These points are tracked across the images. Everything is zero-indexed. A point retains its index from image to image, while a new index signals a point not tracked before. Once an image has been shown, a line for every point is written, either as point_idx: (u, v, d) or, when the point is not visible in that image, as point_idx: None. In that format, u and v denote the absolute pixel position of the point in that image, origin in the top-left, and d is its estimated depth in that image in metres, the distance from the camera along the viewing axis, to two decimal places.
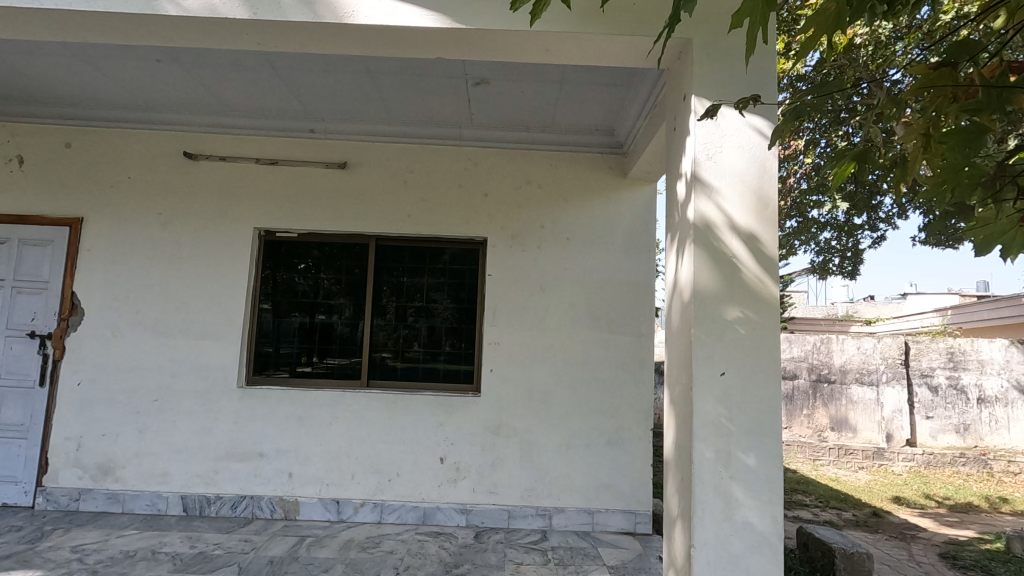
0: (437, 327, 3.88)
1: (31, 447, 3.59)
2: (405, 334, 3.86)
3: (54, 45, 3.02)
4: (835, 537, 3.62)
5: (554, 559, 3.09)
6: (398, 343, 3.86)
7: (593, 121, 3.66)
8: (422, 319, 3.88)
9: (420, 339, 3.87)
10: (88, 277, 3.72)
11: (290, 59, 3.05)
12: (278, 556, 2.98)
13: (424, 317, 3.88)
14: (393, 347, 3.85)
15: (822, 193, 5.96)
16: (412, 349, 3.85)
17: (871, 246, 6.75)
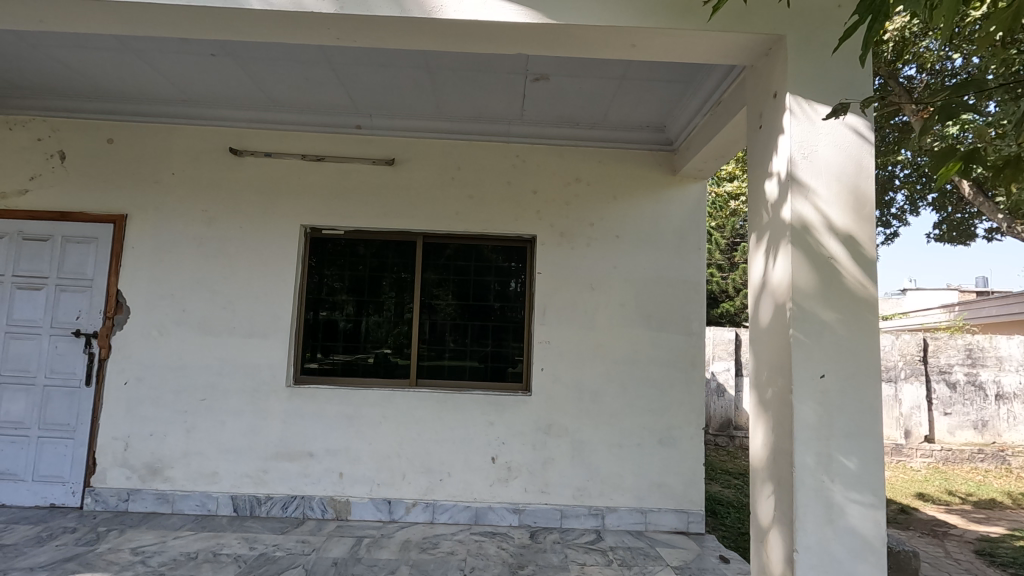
0: (438, 324, 3.82)
1: (78, 447, 3.55)
2: (404, 330, 3.81)
3: (107, 38, 2.95)
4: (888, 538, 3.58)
5: (616, 560, 3.07)
6: (398, 339, 3.80)
7: (646, 118, 3.61)
8: (423, 314, 3.82)
9: (421, 335, 3.81)
10: (133, 274, 3.68)
11: (347, 54, 2.99)
12: (341, 557, 2.95)
13: (425, 313, 3.83)
14: (393, 343, 3.79)
15: None
16: (413, 346, 3.79)
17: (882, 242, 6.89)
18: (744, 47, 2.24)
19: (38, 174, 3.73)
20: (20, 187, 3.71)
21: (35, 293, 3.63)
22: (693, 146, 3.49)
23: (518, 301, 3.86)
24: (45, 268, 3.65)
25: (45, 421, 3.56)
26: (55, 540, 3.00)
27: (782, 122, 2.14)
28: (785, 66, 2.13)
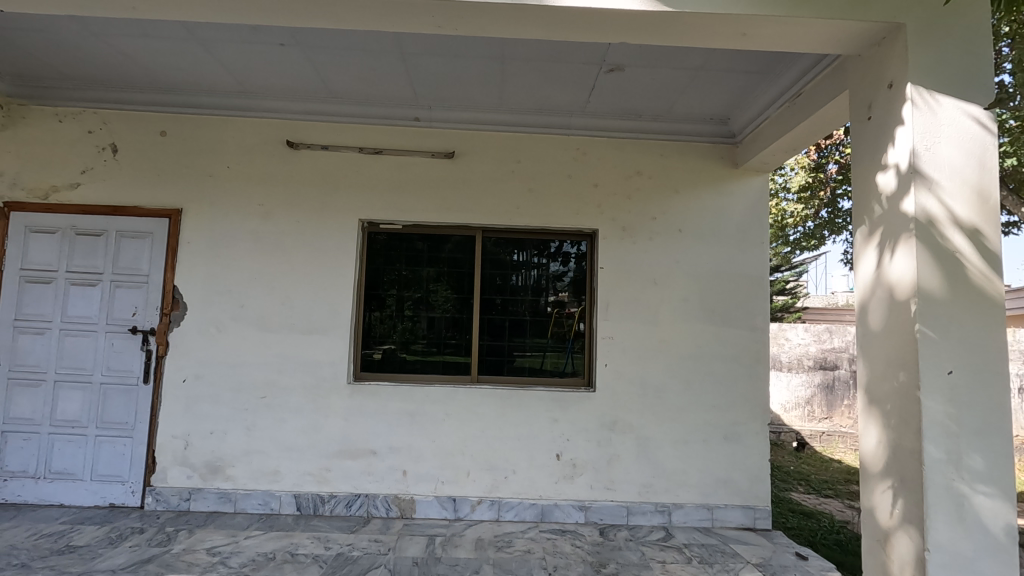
0: (437, 319, 3.75)
1: (137, 445, 3.49)
2: (408, 327, 3.73)
3: (175, 27, 2.87)
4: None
5: (695, 557, 3.05)
6: (403, 335, 3.73)
7: (712, 109, 3.57)
8: (423, 311, 3.75)
9: (424, 332, 3.74)
10: (189, 269, 3.60)
11: (422, 44, 2.93)
12: (420, 557, 2.91)
13: (423, 309, 3.75)
14: (397, 339, 3.73)
15: None
16: (417, 342, 3.72)
17: None
18: (857, 36, 2.19)
19: (90, 167, 3.65)
20: (72, 180, 3.63)
21: (89, 289, 3.56)
22: (763, 139, 3.44)
23: (518, 296, 3.79)
24: (99, 263, 3.57)
25: (104, 419, 3.50)
26: (128, 541, 2.95)
27: (901, 113, 2.09)
28: (904, 54, 2.08)
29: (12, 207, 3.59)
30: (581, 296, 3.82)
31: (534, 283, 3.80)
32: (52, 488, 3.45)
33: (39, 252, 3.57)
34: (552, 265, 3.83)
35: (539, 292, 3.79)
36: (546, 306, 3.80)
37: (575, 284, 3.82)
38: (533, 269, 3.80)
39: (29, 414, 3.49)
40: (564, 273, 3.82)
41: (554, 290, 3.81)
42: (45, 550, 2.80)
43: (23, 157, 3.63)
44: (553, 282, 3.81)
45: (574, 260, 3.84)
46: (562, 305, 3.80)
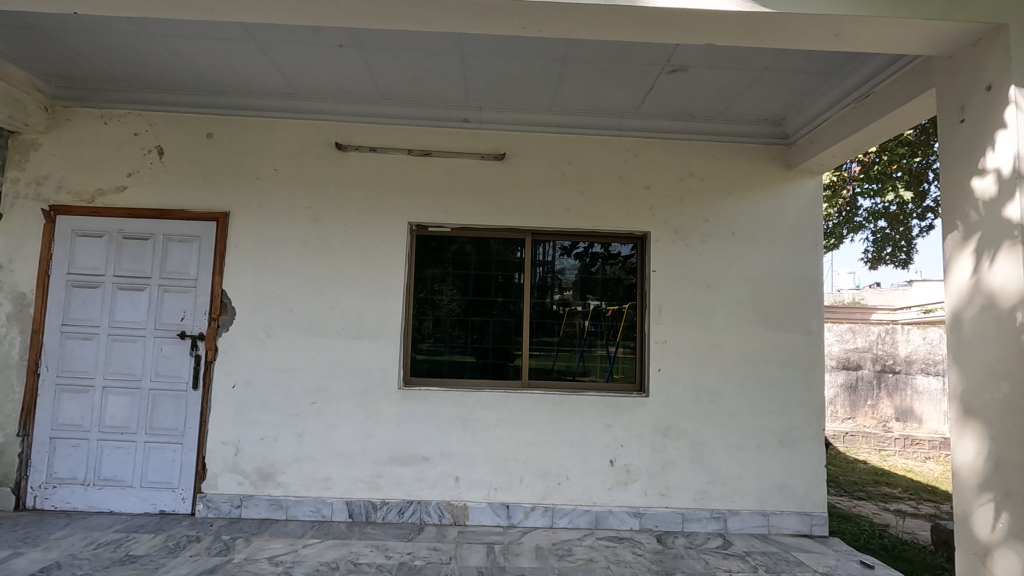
0: (443, 318, 3.69)
1: (187, 452, 3.44)
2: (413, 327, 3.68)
3: (234, 28, 2.82)
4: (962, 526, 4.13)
5: (760, 566, 3.01)
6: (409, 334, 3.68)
7: (768, 110, 3.52)
8: (427, 310, 3.70)
9: (430, 331, 3.68)
10: (237, 274, 3.55)
11: (485, 44, 2.87)
12: (484, 566, 2.88)
13: (428, 308, 3.70)
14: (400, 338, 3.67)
15: (881, 177, 6.55)
16: (424, 342, 3.67)
17: (919, 233, 6.99)
18: (953, 36, 2.13)
19: (137, 169, 3.60)
20: (118, 183, 3.59)
21: (137, 294, 3.51)
22: (822, 140, 3.39)
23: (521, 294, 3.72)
24: (147, 267, 3.53)
25: (153, 425, 3.46)
26: (187, 550, 2.91)
27: (1002, 115, 2.03)
28: (1005, 55, 2.02)
29: (59, 211, 3.55)
30: (586, 295, 3.75)
31: (539, 281, 3.73)
32: (101, 495, 3.41)
33: (86, 256, 3.53)
34: (556, 261, 3.76)
35: (544, 291, 3.73)
36: (552, 305, 3.73)
37: (579, 282, 3.75)
38: (538, 266, 3.74)
39: (77, 421, 3.45)
40: (569, 270, 3.76)
41: (559, 289, 3.74)
42: (107, 560, 2.76)
43: (69, 159, 3.59)
44: (557, 279, 3.75)
45: (578, 257, 3.77)
46: (567, 304, 3.74)
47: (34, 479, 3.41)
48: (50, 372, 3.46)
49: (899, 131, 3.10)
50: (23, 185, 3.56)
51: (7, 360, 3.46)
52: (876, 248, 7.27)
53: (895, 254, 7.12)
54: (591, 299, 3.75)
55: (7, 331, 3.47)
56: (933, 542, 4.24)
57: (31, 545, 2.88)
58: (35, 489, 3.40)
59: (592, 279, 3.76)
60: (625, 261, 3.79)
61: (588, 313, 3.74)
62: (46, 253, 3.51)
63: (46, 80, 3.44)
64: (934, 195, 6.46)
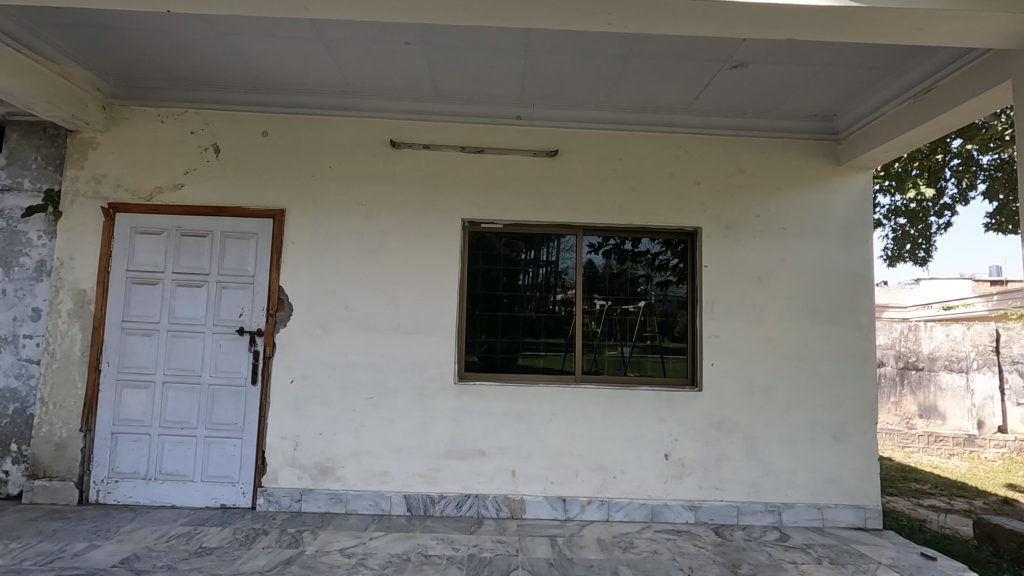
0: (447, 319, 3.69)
1: (247, 446, 3.48)
2: None
3: (304, 25, 2.85)
4: (1007, 521, 4.04)
5: (824, 558, 3.04)
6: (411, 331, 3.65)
7: (820, 106, 3.54)
8: None
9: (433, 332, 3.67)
10: (294, 271, 3.59)
11: (551, 40, 2.90)
12: (552, 558, 2.91)
13: None
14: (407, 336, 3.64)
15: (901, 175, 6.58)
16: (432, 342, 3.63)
17: (939, 230, 7.03)
18: None
19: (193, 167, 3.63)
20: (176, 181, 3.62)
21: (195, 290, 3.55)
22: (877, 135, 3.40)
23: (525, 294, 3.73)
24: (205, 264, 3.56)
25: (213, 420, 3.49)
26: (258, 543, 2.95)
27: None
28: None
29: (118, 209, 3.59)
30: (591, 294, 3.76)
31: (542, 281, 3.74)
32: (163, 490, 3.45)
33: (144, 253, 3.57)
34: (560, 261, 3.76)
35: (547, 290, 3.74)
36: (555, 305, 3.74)
37: (583, 281, 3.76)
38: (542, 266, 3.75)
39: (138, 416, 3.49)
40: (573, 270, 3.77)
41: (563, 288, 3.75)
42: (183, 551, 2.80)
43: (126, 158, 3.62)
44: (561, 278, 3.75)
45: (582, 256, 3.77)
46: (570, 303, 3.74)
47: (96, 474, 3.45)
48: (111, 368, 3.50)
49: (958, 126, 3.12)
50: (82, 183, 3.61)
51: (69, 357, 3.50)
52: (895, 246, 7.30)
53: (914, 251, 7.15)
54: (598, 298, 3.76)
55: (68, 328, 3.52)
56: (976, 537, 4.15)
57: (105, 537, 2.92)
58: (98, 484, 3.45)
59: (597, 279, 3.77)
60: (650, 258, 3.81)
61: (595, 312, 3.75)
62: (105, 251, 3.55)
63: (106, 79, 3.47)
64: (952, 193, 6.51)
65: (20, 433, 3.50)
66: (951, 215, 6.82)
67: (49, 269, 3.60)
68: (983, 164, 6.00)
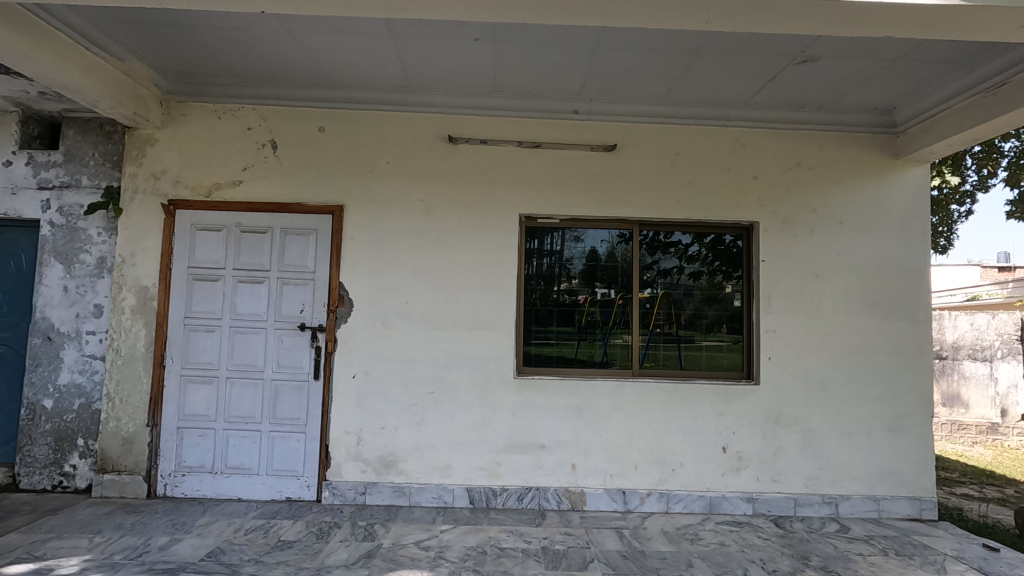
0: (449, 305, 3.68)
1: (311, 441, 3.53)
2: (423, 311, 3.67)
3: (378, 23, 2.83)
4: None
5: (890, 549, 3.08)
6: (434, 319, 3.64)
7: (881, 100, 3.52)
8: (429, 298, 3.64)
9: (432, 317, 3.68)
10: (354, 266, 3.60)
11: (625, 36, 2.88)
12: (624, 550, 2.95)
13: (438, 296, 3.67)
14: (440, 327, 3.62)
15: None
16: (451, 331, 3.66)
17: (960, 218, 7.01)
18: None
19: (251, 164, 3.64)
20: (234, 177, 3.63)
21: (257, 287, 3.58)
22: (939, 129, 3.39)
23: (528, 285, 3.74)
24: (266, 260, 3.58)
25: (276, 415, 3.53)
26: (334, 536, 2.99)
27: None
28: None
29: (178, 205, 3.60)
30: (594, 282, 3.76)
31: (545, 271, 3.74)
32: (229, 483, 3.50)
33: (205, 250, 3.59)
34: (564, 250, 3.77)
35: (550, 280, 3.74)
36: (560, 294, 3.75)
37: (586, 270, 3.76)
38: (546, 256, 3.76)
39: (203, 411, 3.53)
40: (576, 259, 3.77)
41: (567, 277, 3.75)
42: (263, 545, 2.84)
43: (184, 154, 3.63)
44: (564, 268, 3.75)
45: (605, 243, 3.78)
46: (574, 293, 3.75)
47: (163, 468, 3.51)
48: (175, 364, 3.54)
49: None
50: (141, 180, 3.61)
51: (134, 353, 3.54)
52: None
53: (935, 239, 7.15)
54: (600, 287, 3.76)
55: (132, 324, 3.55)
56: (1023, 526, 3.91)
57: (185, 531, 2.98)
58: (165, 477, 3.50)
59: (600, 267, 3.77)
60: (681, 249, 3.81)
61: (597, 301, 3.76)
62: (167, 247, 3.57)
63: (165, 75, 3.46)
64: (972, 181, 6.50)
65: (87, 428, 3.56)
66: (971, 203, 6.80)
67: (110, 266, 3.63)
68: (1005, 151, 5.86)
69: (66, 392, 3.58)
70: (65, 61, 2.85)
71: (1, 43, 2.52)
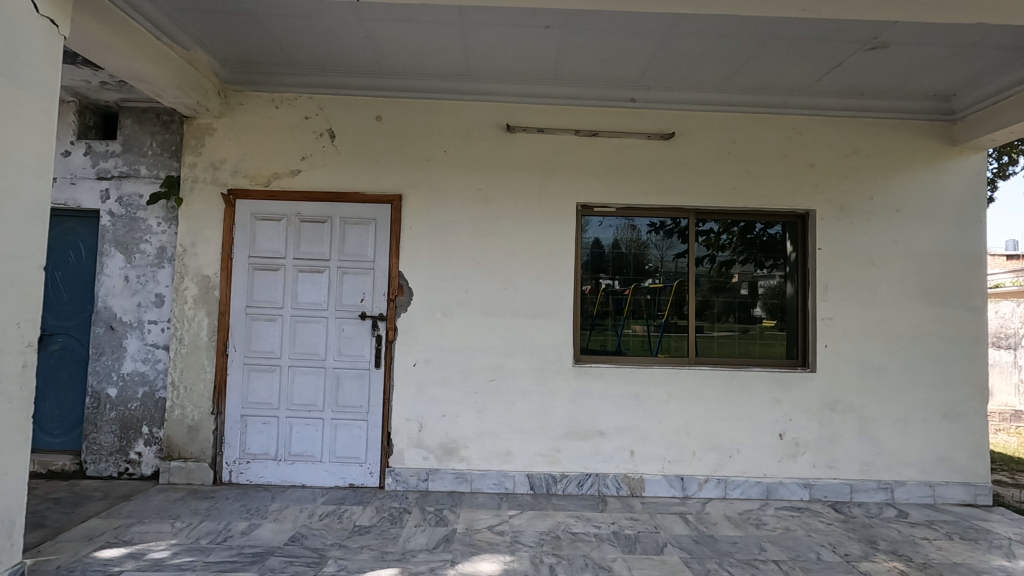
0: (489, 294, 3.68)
1: (372, 428, 3.57)
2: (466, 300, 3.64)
3: (451, 10, 2.82)
4: None
5: (953, 534, 3.12)
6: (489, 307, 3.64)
7: (942, 87, 3.50)
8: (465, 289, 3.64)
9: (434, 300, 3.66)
10: (413, 255, 3.62)
11: (698, 22, 2.86)
12: (693, 534, 3.00)
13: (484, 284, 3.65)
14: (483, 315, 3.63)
15: None
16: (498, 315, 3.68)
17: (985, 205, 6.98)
18: None
19: (309, 153, 3.64)
20: (293, 167, 3.63)
21: (317, 276, 3.60)
22: (1002, 116, 3.37)
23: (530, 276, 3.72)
24: (325, 250, 3.60)
25: (338, 402, 3.57)
26: (407, 521, 3.05)
27: None
28: None
29: (237, 195, 3.61)
30: (598, 273, 3.76)
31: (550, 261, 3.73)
32: (293, 470, 3.55)
33: (265, 240, 3.61)
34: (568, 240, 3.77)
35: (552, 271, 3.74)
36: None
37: (588, 260, 3.77)
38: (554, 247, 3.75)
39: (266, 399, 3.57)
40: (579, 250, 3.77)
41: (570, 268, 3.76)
42: (342, 530, 2.90)
43: (243, 144, 3.63)
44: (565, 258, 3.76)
45: (660, 232, 3.79)
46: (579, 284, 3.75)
47: (227, 455, 3.56)
48: (238, 352, 3.58)
49: None
50: (200, 170, 3.62)
51: (197, 342, 3.57)
52: None
53: None
54: (603, 278, 3.76)
55: (194, 313, 3.58)
56: None
57: (261, 517, 3.03)
58: (230, 464, 3.55)
59: (603, 258, 3.77)
60: (709, 239, 3.80)
61: (603, 291, 3.76)
62: (227, 237, 3.59)
63: (224, 64, 3.46)
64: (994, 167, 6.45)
65: (152, 416, 3.60)
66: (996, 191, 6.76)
67: (170, 255, 3.65)
68: None
69: (130, 380, 3.62)
70: (139, 50, 2.85)
71: (85, 33, 2.52)
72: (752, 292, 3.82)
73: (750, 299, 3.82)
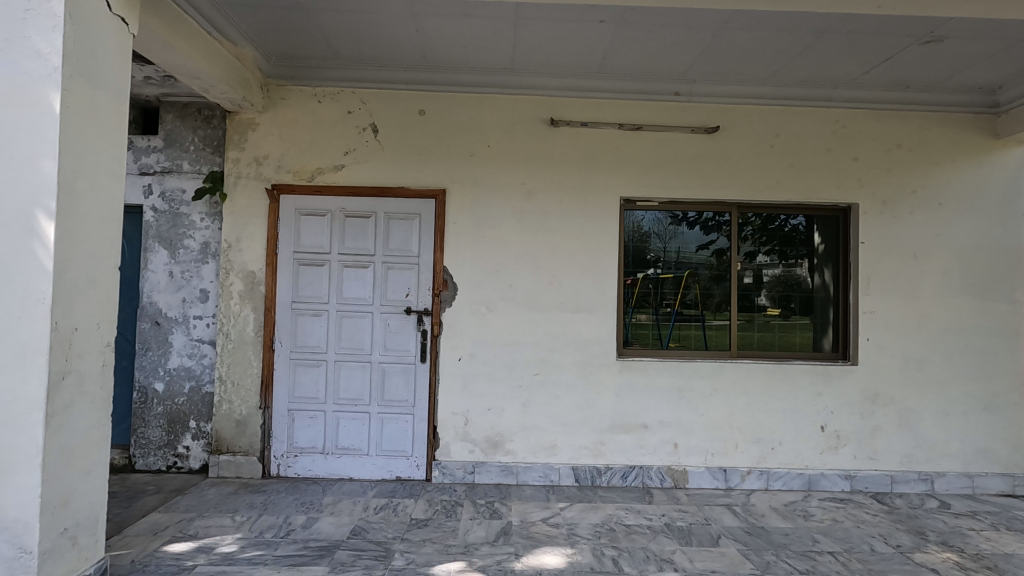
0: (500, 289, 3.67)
1: (418, 422, 3.60)
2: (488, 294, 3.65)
3: (508, 6, 2.80)
4: None
5: (998, 524, 3.17)
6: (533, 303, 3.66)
7: (989, 81, 3.49)
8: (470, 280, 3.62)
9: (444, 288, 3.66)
10: (458, 250, 3.63)
11: (756, 17, 2.84)
12: (745, 526, 3.05)
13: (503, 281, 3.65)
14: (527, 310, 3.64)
15: None
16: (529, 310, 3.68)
17: None
18: None
19: (352, 148, 3.63)
20: (337, 162, 3.62)
21: (363, 271, 3.61)
22: None
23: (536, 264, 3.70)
24: (370, 245, 3.61)
25: (384, 397, 3.60)
26: (461, 514, 3.09)
27: None
28: None
29: (281, 190, 3.60)
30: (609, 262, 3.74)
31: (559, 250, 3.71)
32: (340, 463, 3.59)
33: (310, 235, 3.61)
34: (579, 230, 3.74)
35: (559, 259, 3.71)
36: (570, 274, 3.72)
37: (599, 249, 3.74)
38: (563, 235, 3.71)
39: (312, 393, 3.60)
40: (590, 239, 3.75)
41: None
42: (401, 523, 2.94)
43: (286, 139, 3.62)
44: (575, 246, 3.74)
45: (703, 226, 3.79)
46: None
47: (276, 448, 3.58)
48: (284, 347, 3.60)
49: None
50: (243, 165, 3.61)
51: (244, 337, 3.59)
52: None
53: None
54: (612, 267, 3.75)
55: (240, 309, 3.60)
56: None
57: (317, 510, 3.07)
58: (278, 458, 3.58)
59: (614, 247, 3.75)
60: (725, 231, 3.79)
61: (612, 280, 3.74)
62: (273, 232, 3.59)
63: (268, 58, 3.43)
64: None
65: (199, 410, 3.63)
66: None
67: (214, 251, 3.66)
68: None
69: (176, 375, 3.64)
70: (194, 47, 2.84)
71: (146, 30, 2.50)
72: (758, 281, 3.81)
73: (755, 287, 3.81)
